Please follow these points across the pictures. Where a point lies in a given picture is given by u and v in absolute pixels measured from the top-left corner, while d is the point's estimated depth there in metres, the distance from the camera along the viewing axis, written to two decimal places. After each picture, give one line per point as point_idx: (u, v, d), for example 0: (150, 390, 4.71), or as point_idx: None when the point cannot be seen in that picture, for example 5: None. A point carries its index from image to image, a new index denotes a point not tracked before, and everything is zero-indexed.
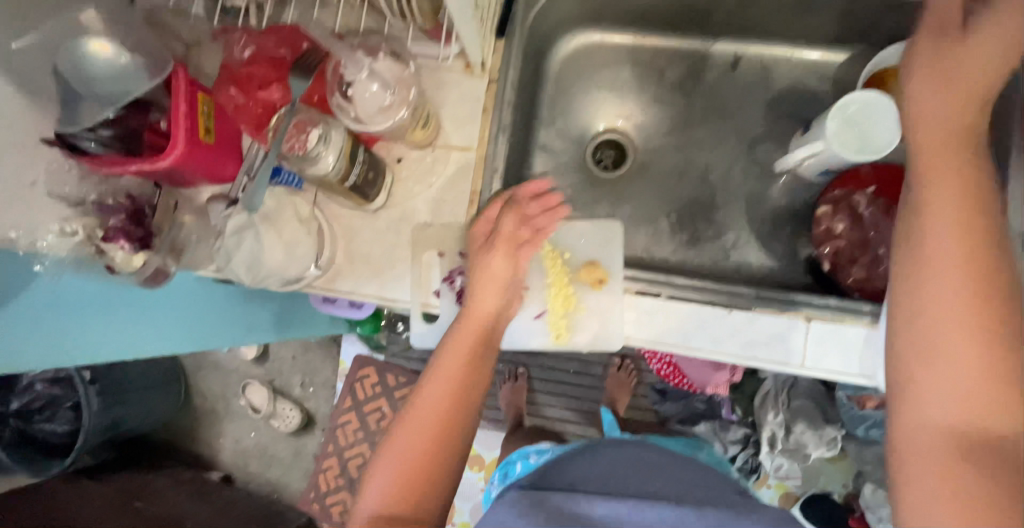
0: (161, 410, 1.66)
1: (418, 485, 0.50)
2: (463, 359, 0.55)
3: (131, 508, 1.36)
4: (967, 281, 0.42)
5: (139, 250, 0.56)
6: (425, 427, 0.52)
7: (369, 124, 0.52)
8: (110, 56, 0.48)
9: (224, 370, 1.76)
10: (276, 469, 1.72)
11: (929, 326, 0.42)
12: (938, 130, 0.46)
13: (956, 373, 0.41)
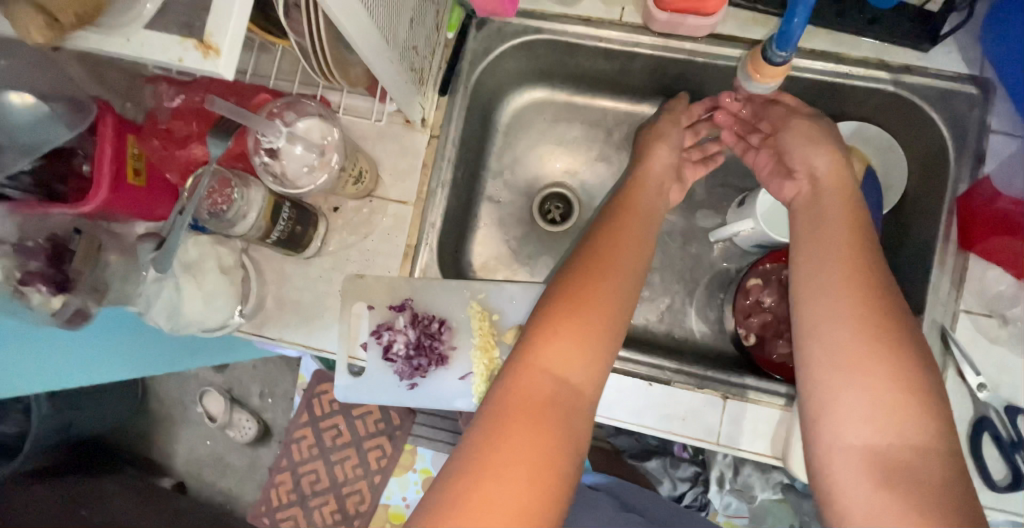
0: (115, 414, 1.65)
1: (535, 413, 0.43)
2: (589, 293, 0.50)
3: (73, 518, 1.35)
4: (858, 297, 0.46)
5: (56, 292, 0.56)
6: (570, 354, 0.47)
7: (291, 189, 0.52)
8: (29, 105, 0.48)
9: (183, 376, 1.74)
10: (229, 479, 1.71)
11: (831, 341, 0.45)
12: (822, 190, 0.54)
13: (858, 380, 0.43)
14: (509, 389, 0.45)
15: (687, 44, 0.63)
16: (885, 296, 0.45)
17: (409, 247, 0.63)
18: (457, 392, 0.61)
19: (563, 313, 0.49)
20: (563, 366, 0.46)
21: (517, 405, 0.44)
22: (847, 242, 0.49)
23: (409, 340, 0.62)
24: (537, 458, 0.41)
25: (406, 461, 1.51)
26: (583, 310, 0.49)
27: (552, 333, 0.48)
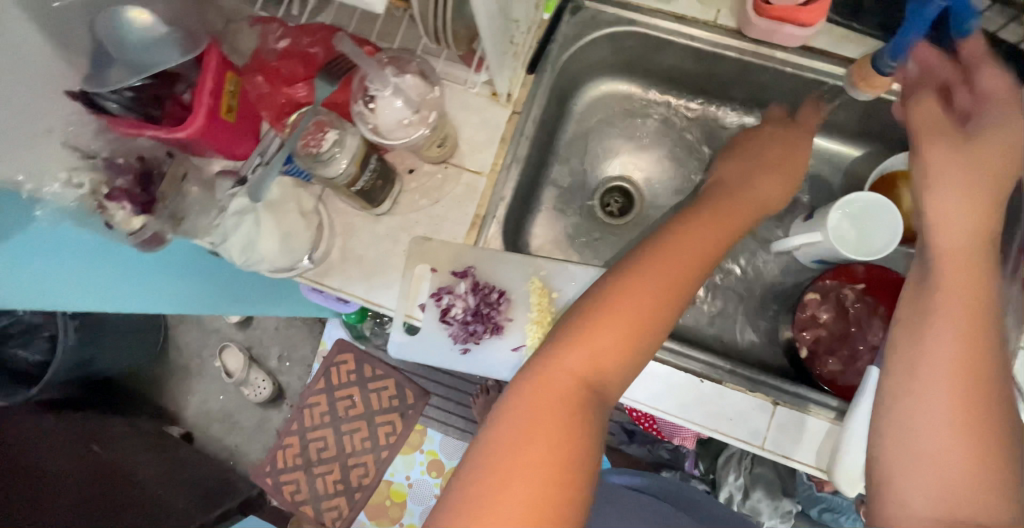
0: (134, 357, 1.66)
1: (551, 419, 0.43)
2: (639, 308, 0.48)
3: (86, 453, 1.36)
4: (961, 387, 0.39)
5: (139, 212, 0.57)
6: (602, 364, 0.47)
7: (388, 139, 0.53)
8: (147, 24, 0.49)
9: (205, 329, 1.76)
10: (236, 436, 1.71)
11: (915, 408, 0.41)
12: (959, 233, 0.43)
13: (942, 479, 0.38)
14: (537, 382, 0.45)
15: (779, 53, 0.64)
16: (982, 374, 0.39)
17: (478, 217, 0.64)
18: (508, 363, 0.61)
19: (600, 329, 0.47)
20: (596, 372, 0.46)
21: (541, 416, 0.43)
22: (964, 317, 0.41)
23: (467, 305, 0.62)
24: (552, 457, 0.40)
25: (414, 441, 1.53)
26: (626, 322, 0.47)
27: (583, 345, 0.47)
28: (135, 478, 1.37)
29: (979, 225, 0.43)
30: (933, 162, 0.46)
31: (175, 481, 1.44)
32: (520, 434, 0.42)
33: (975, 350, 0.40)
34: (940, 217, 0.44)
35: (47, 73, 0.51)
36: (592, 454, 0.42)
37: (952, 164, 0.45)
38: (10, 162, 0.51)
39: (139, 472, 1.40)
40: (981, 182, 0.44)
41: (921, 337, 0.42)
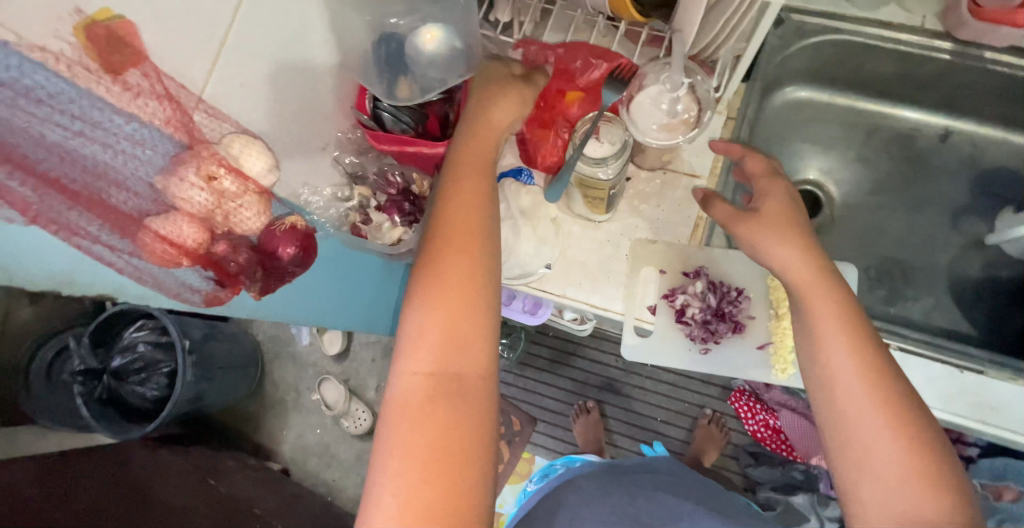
0: (236, 391, 1.67)
1: (425, 426, 0.41)
2: (456, 271, 0.45)
3: (206, 487, 1.35)
4: (873, 385, 0.49)
5: (404, 223, 0.60)
6: (444, 353, 0.43)
7: (662, 138, 0.54)
8: (432, 42, 0.52)
9: (301, 364, 1.78)
10: (334, 470, 1.70)
11: (855, 415, 0.49)
12: (802, 268, 0.53)
13: (891, 462, 0.47)
14: (398, 387, 0.43)
15: (988, 53, 0.66)
16: (880, 381, 0.49)
17: (702, 218, 0.65)
18: (754, 360, 0.64)
19: (435, 310, 0.44)
20: (446, 360, 0.43)
21: (418, 412, 0.42)
22: (844, 326, 0.51)
23: (706, 305, 0.64)
24: (433, 457, 0.40)
25: (522, 470, 1.50)
26: (450, 284, 0.45)
27: (430, 335, 0.44)
28: (255, 511, 1.34)
29: (812, 268, 0.53)
30: (746, 232, 0.56)
31: (293, 514, 1.40)
32: (402, 431, 0.41)
33: (868, 357, 0.50)
34: (777, 249, 0.54)
35: (320, 89, 0.55)
36: (481, 448, 0.42)
37: (762, 229, 0.55)
38: (299, 175, 0.54)
39: (257, 506, 1.37)
40: (783, 232, 0.55)
41: (822, 350, 0.51)
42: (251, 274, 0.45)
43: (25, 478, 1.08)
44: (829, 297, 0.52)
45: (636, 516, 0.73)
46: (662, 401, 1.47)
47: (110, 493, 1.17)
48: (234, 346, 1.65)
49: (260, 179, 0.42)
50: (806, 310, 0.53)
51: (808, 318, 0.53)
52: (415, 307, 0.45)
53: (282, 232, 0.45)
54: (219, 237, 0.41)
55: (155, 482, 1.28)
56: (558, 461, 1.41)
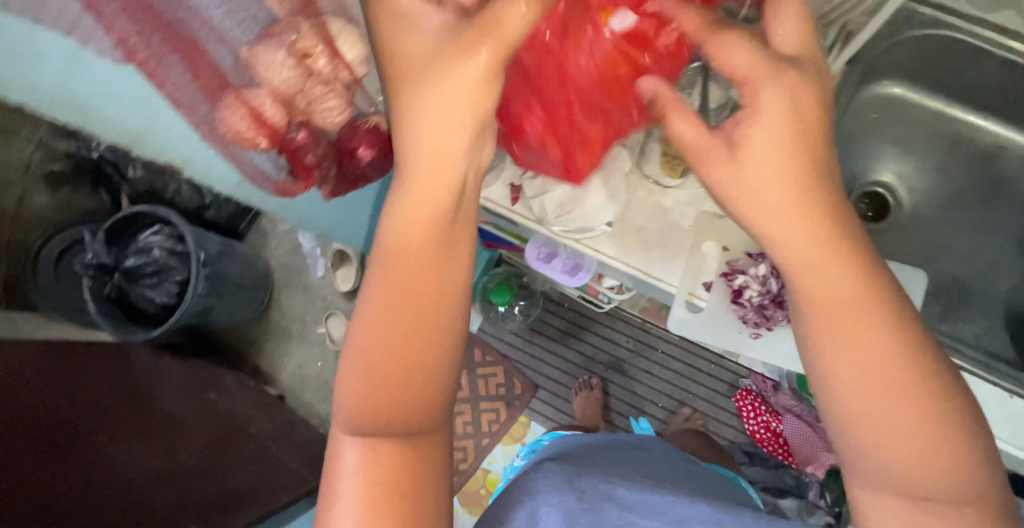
0: (243, 313, 1.67)
1: (386, 475, 0.47)
2: (405, 331, 0.48)
3: (204, 399, 1.34)
4: (873, 374, 0.46)
5: None
6: (394, 405, 0.48)
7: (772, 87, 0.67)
8: None
9: (311, 295, 1.77)
10: (329, 405, 1.70)
11: (850, 402, 0.47)
12: (792, 223, 0.49)
13: (903, 451, 0.45)
14: (356, 437, 0.48)
15: None
16: (878, 350, 0.46)
17: None
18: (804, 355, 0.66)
19: (371, 350, 0.48)
20: (397, 409, 0.48)
21: (375, 455, 0.48)
22: (854, 315, 0.48)
23: (766, 289, 0.62)
24: (392, 497, 0.47)
25: (517, 433, 1.50)
26: (395, 347, 0.48)
27: (378, 384, 0.48)
28: (250, 429, 1.35)
29: (805, 223, 0.49)
30: (729, 176, 0.51)
31: (285, 437, 1.41)
32: (358, 475, 0.47)
33: (865, 328, 0.47)
34: (772, 224, 0.50)
35: None
36: (432, 477, 0.49)
37: (752, 174, 0.50)
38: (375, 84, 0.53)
39: (252, 426, 1.36)
40: (777, 173, 0.49)
41: (819, 337, 0.48)
42: (330, 167, 0.57)
43: (35, 355, 1.09)
44: (828, 264, 0.48)
45: (604, 497, 0.64)
46: (667, 389, 1.46)
47: (114, 391, 1.17)
48: (247, 267, 1.65)
49: (351, 68, 0.50)
50: (798, 279, 0.49)
51: (802, 292, 0.49)
52: (366, 358, 0.48)
53: (364, 133, 0.55)
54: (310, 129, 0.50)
55: (157, 385, 1.29)
56: (545, 436, 1.38)
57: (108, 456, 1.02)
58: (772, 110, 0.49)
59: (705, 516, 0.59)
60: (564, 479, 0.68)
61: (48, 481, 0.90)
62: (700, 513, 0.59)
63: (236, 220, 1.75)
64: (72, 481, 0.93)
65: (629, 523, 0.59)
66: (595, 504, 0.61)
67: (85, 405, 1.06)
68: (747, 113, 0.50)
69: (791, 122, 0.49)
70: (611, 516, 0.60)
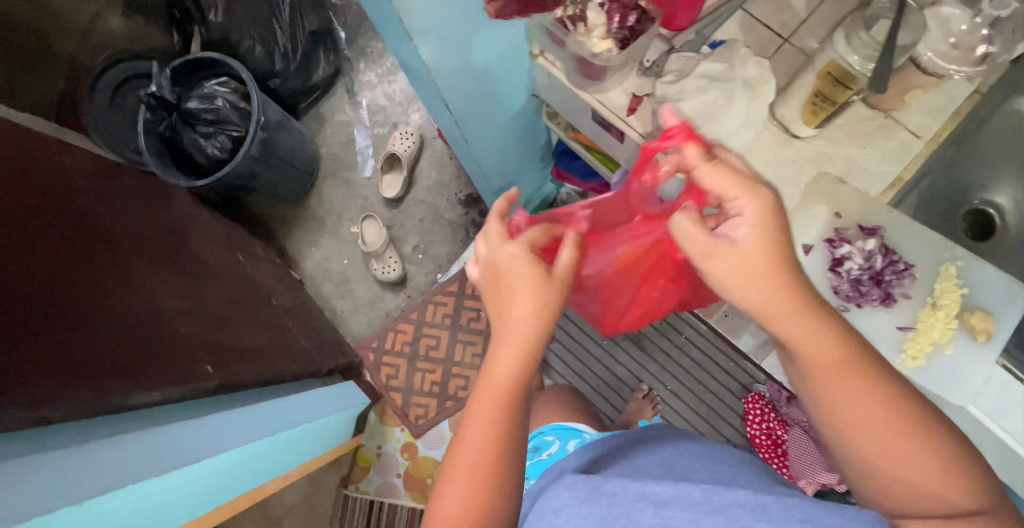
0: (285, 191, 1.67)
1: (488, 467, 0.57)
2: (509, 366, 0.60)
3: (233, 258, 1.36)
4: (875, 424, 0.55)
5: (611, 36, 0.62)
6: (489, 431, 0.58)
7: (939, 63, 0.63)
8: None
9: (353, 192, 1.77)
10: (345, 302, 1.73)
11: (863, 450, 0.55)
12: (787, 309, 0.57)
13: (914, 489, 0.54)
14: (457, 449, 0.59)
15: None
16: (879, 404, 0.55)
17: (901, 179, 0.72)
18: (889, 335, 0.77)
19: (493, 440, 0.58)
20: (498, 431, 0.58)
21: (483, 459, 0.57)
22: (851, 383, 0.56)
23: (868, 265, 0.77)
24: (488, 481, 0.57)
25: None
26: (501, 373, 0.60)
27: (486, 408, 0.59)
28: (271, 299, 1.36)
29: (795, 308, 0.57)
30: (725, 269, 0.58)
31: (302, 318, 1.43)
32: (464, 468, 0.57)
33: (860, 383, 0.56)
34: (772, 312, 0.58)
35: None
36: (521, 467, 0.60)
37: (743, 269, 0.57)
38: None
39: (273, 297, 1.38)
40: (765, 276, 0.57)
41: (822, 400, 0.57)
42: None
43: (81, 167, 1.10)
44: (824, 337, 0.57)
45: (635, 495, 0.56)
46: (679, 374, 1.45)
47: (148, 223, 1.16)
48: (300, 147, 1.64)
49: None
50: (799, 355, 0.58)
51: (805, 366, 0.58)
52: (485, 380, 0.61)
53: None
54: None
55: (192, 231, 1.30)
56: (546, 427, 1.10)
57: (147, 275, 1.03)
58: (754, 211, 0.57)
59: (746, 503, 0.52)
60: (588, 485, 0.60)
61: (93, 286, 0.90)
62: (739, 501, 0.52)
63: (298, 98, 1.73)
64: (117, 289, 0.94)
65: (667, 521, 0.52)
66: (628, 505, 0.55)
67: (123, 226, 1.07)
68: (739, 216, 0.58)
69: (770, 225, 0.57)
70: (646, 516, 0.53)
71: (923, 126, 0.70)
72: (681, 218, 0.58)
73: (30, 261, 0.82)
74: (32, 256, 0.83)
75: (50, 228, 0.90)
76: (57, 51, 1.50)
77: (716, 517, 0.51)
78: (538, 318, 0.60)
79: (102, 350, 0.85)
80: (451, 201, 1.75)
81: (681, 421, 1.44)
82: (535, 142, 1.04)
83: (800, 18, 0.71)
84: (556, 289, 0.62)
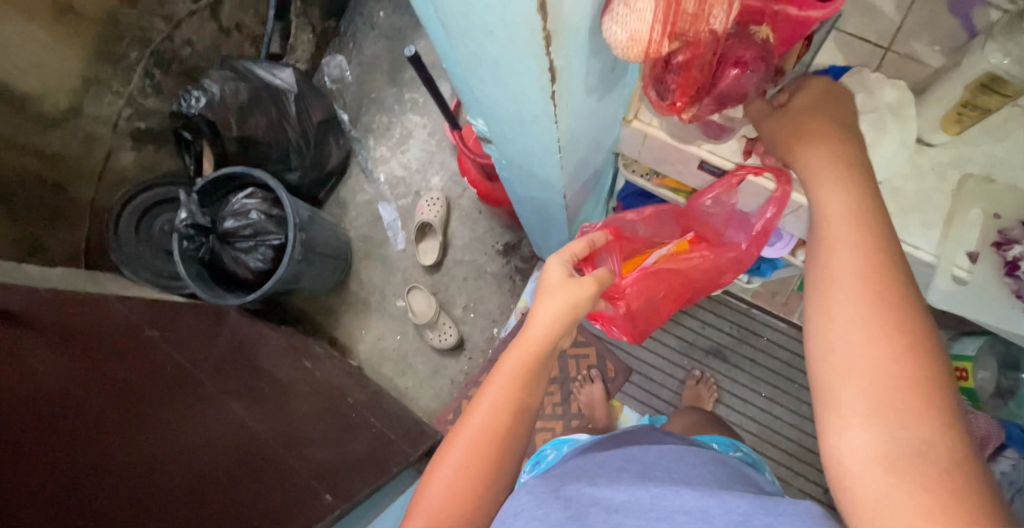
0: (326, 280, 1.63)
1: (488, 443, 0.68)
2: (526, 361, 0.71)
3: (302, 367, 1.31)
4: (877, 308, 0.50)
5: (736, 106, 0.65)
6: (495, 412, 0.69)
7: None
8: None
9: (391, 267, 1.75)
10: (407, 379, 1.68)
11: (844, 328, 0.51)
12: (829, 178, 0.57)
13: (863, 378, 0.48)
14: (464, 419, 0.71)
15: None
16: (892, 299, 0.50)
17: None
18: None
19: (496, 416, 0.69)
20: (501, 413, 0.69)
21: (485, 436, 0.68)
22: (863, 300, 0.51)
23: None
24: (483, 453, 0.68)
25: None
26: (517, 365, 0.71)
27: (496, 389, 0.70)
28: (348, 399, 1.32)
29: (836, 176, 0.57)
30: (778, 134, 0.61)
31: (379, 410, 1.38)
32: (469, 435, 0.69)
33: (878, 275, 0.52)
34: (816, 186, 0.58)
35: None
36: (513, 451, 0.70)
37: (795, 134, 0.60)
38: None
39: (349, 396, 1.34)
40: (824, 150, 0.58)
41: (830, 270, 0.54)
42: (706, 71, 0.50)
43: (142, 315, 1.09)
44: (850, 207, 0.55)
45: (591, 501, 0.61)
46: (771, 378, 1.41)
47: (222, 359, 1.13)
48: (333, 236, 1.61)
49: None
50: (821, 220, 0.57)
51: (820, 229, 0.56)
52: (503, 365, 0.72)
53: (755, 44, 0.49)
54: (699, 25, 0.42)
55: (258, 349, 1.27)
56: (546, 444, 1.17)
57: (234, 412, 1.02)
58: (813, 100, 0.61)
59: (691, 509, 0.56)
60: (551, 490, 0.64)
61: (185, 450, 0.86)
62: (685, 505, 0.57)
63: (319, 187, 1.71)
64: (211, 439, 0.93)
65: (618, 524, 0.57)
66: (581, 511, 0.59)
67: (200, 364, 1.07)
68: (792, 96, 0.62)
69: (833, 119, 0.60)
70: (597, 519, 0.57)
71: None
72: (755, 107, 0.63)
73: (134, 444, 0.80)
74: (129, 437, 0.80)
75: (136, 396, 0.89)
76: (76, 195, 1.47)
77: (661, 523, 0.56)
78: (562, 315, 0.73)
79: (224, 504, 0.82)
80: (490, 252, 1.72)
81: (784, 425, 1.39)
82: (601, 191, 1.03)
83: (895, 24, 0.69)
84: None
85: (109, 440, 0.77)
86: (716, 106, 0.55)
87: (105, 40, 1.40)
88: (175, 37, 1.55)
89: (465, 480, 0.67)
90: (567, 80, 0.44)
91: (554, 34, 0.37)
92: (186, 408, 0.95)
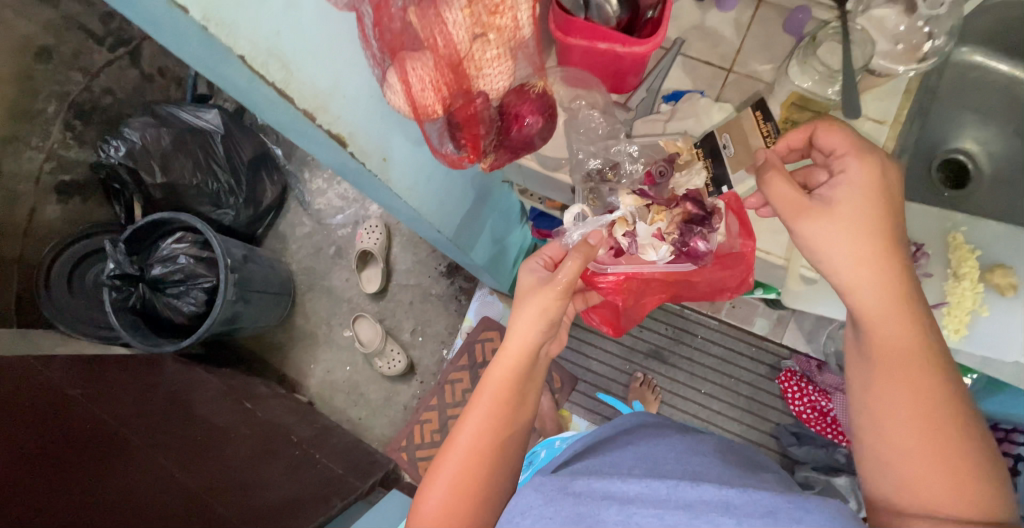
0: (268, 318, 1.63)
1: (477, 459, 0.69)
2: (507, 372, 0.73)
3: (242, 409, 1.31)
4: (924, 420, 0.54)
5: (663, 241, 0.75)
6: (484, 428, 0.70)
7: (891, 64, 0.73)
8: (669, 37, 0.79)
9: (336, 298, 1.75)
10: (361, 409, 1.68)
11: (896, 442, 0.55)
12: (874, 287, 0.59)
13: (922, 490, 0.52)
14: (454, 437, 0.71)
15: None
16: (939, 408, 0.54)
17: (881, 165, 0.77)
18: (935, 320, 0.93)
19: (483, 432, 0.70)
20: (489, 425, 0.71)
21: (474, 452, 0.70)
22: (903, 386, 0.56)
23: None
24: (474, 472, 0.69)
25: None
26: (499, 379, 0.72)
27: (482, 406, 0.71)
28: (292, 438, 1.32)
29: (882, 283, 0.59)
30: (806, 229, 0.62)
31: (327, 445, 1.38)
32: (460, 453, 0.70)
33: (925, 388, 0.55)
34: (860, 293, 0.60)
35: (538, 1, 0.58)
36: (504, 467, 0.71)
37: (833, 231, 0.60)
38: (522, 63, 0.56)
39: (294, 434, 1.34)
40: (869, 250, 0.59)
41: (881, 384, 0.57)
42: (495, 134, 0.58)
43: (69, 377, 1.07)
44: (900, 318, 0.58)
45: (602, 496, 0.58)
46: (710, 376, 1.45)
47: (158, 412, 1.12)
48: (271, 273, 1.60)
49: (488, 35, 0.49)
50: (868, 329, 0.60)
51: (869, 339, 0.59)
52: (489, 378, 0.73)
53: (532, 98, 0.58)
54: (474, 94, 0.52)
55: (195, 397, 1.25)
56: (538, 446, 1.17)
57: (164, 467, 1.01)
58: (855, 191, 0.61)
59: (711, 498, 0.53)
60: (561, 485, 0.61)
61: (101, 506, 0.86)
62: (705, 497, 0.54)
63: (255, 225, 1.71)
64: (142, 499, 0.92)
65: (632, 516, 0.53)
66: (593, 507, 0.56)
67: (130, 421, 1.05)
68: (841, 180, 0.62)
69: (873, 211, 0.60)
70: (611, 514, 0.54)
71: (882, 111, 0.76)
72: (777, 181, 0.63)
73: (50, 508, 0.81)
74: (49, 508, 0.81)
75: (57, 464, 0.88)
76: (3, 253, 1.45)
77: (679, 512, 0.52)
78: (536, 325, 0.72)
79: None
80: (434, 275, 1.74)
81: (726, 418, 1.44)
82: (512, 211, 1.07)
83: (736, 46, 0.79)
84: (551, 293, 0.72)
85: (17, 505, 0.78)
86: (512, 154, 0.64)
87: (20, 97, 1.42)
88: (93, 87, 1.54)
89: (455, 497, 0.67)
90: (360, 139, 0.57)
91: (314, 111, 0.51)
92: (114, 464, 0.95)
